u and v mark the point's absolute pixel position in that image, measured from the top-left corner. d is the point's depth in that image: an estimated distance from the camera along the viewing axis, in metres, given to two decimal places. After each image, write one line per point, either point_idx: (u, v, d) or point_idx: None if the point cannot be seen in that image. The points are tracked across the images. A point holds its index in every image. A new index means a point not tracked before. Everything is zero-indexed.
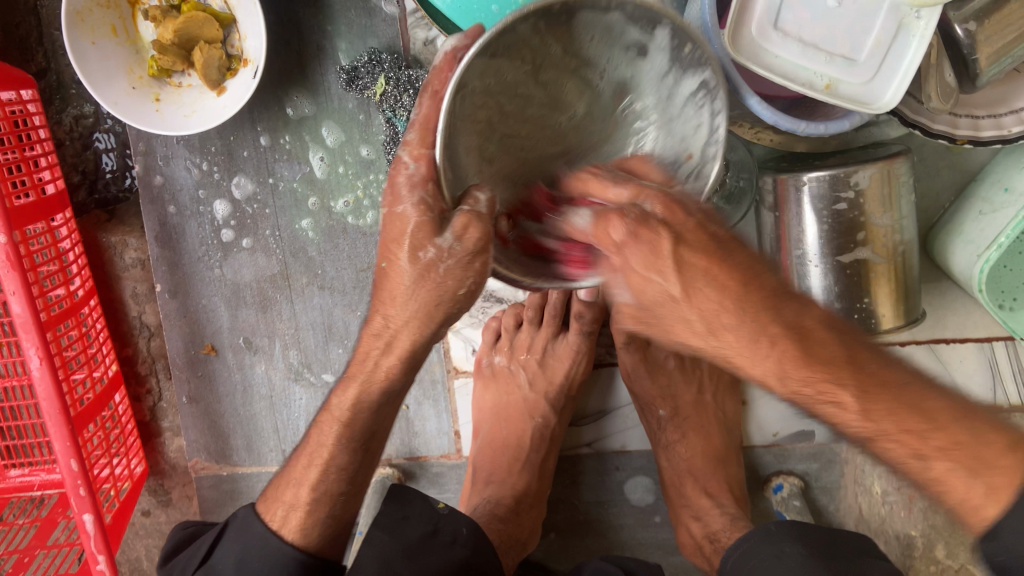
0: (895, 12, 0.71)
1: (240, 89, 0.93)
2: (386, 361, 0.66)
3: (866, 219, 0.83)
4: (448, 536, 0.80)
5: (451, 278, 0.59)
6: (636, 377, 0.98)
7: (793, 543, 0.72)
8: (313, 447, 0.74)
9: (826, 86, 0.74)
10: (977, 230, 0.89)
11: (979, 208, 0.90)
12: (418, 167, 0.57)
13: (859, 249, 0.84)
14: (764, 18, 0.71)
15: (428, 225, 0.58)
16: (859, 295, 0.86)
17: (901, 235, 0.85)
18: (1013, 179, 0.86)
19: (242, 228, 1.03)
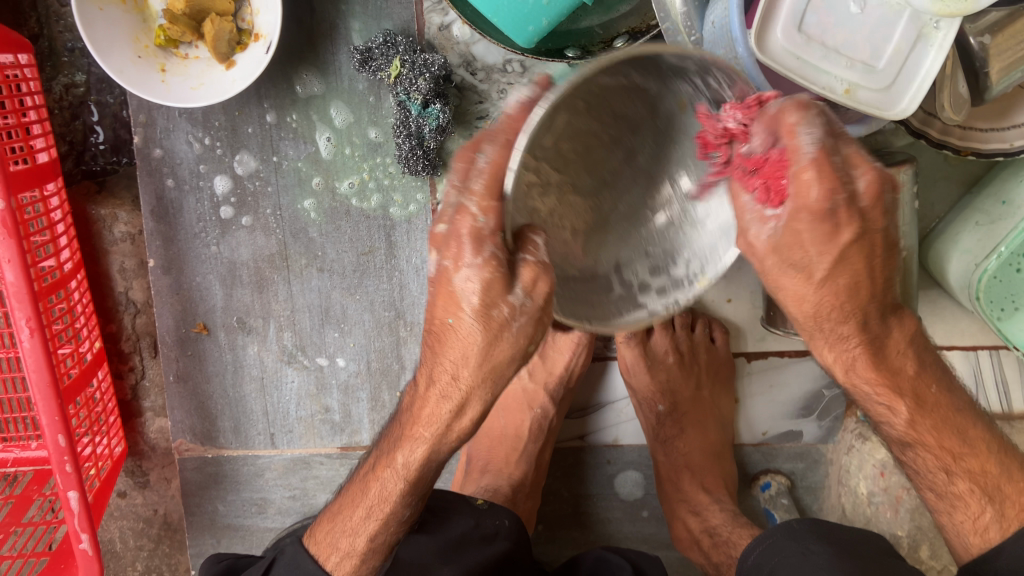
0: (915, 21, 0.73)
1: (252, 64, 0.91)
2: (459, 423, 0.66)
3: None
4: (492, 529, 0.86)
5: (522, 334, 0.60)
6: (635, 372, 1.00)
7: (818, 541, 0.74)
8: (370, 502, 0.74)
9: (845, 91, 0.74)
10: (974, 240, 0.91)
11: (976, 219, 0.92)
12: (486, 222, 0.54)
13: None
14: (789, 21, 0.72)
15: (499, 282, 0.57)
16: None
17: (903, 241, 0.87)
18: (1012, 193, 0.89)
19: (242, 206, 1.01)
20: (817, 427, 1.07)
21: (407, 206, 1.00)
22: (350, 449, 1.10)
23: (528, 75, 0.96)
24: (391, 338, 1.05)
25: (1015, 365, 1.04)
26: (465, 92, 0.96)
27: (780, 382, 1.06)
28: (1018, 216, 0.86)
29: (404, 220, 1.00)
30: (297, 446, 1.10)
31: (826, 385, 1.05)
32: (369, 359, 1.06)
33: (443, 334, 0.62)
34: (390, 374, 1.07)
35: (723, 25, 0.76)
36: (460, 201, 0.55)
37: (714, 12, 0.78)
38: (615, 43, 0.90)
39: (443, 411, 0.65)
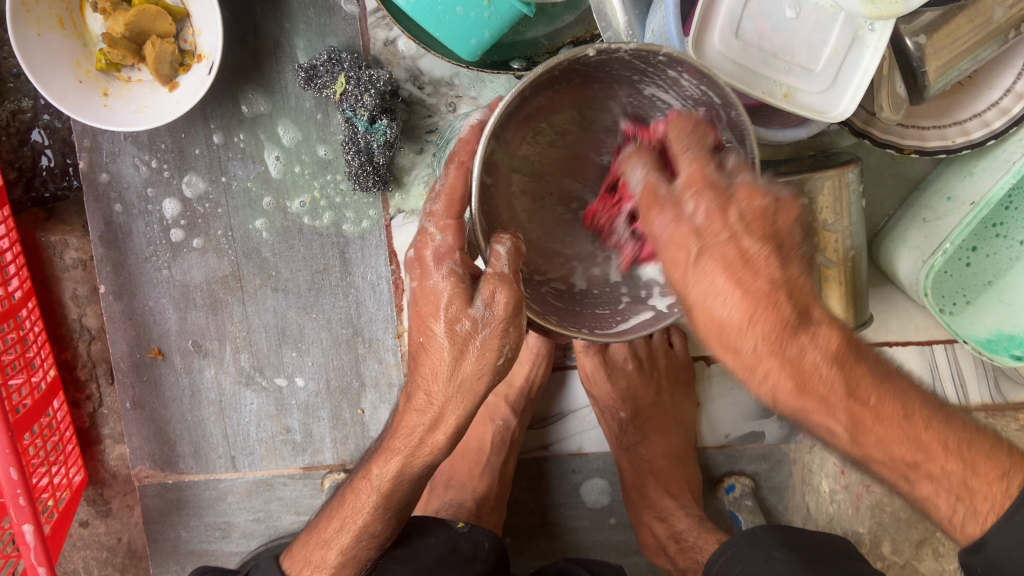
0: (850, 23, 0.73)
1: (195, 85, 0.90)
2: (432, 438, 0.65)
3: (820, 225, 0.86)
4: (470, 552, 0.85)
5: (490, 348, 0.60)
6: (596, 380, 1.00)
7: (781, 548, 0.75)
8: (344, 515, 0.74)
9: (785, 95, 0.75)
10: (921, 237, 0.92)
11: (924, 216, 0.93)
12: (445, 238, 0.60)
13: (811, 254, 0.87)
14: (726, 27, 0.72)
15: (461, 295, 0.59)
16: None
17: (852, 241, 0.88)
18: (956, 189, 0.90)
19: (192, 228, 1.00)
20: (778, 427, 1.07)
21: (360, 222, 1.00)
22: (313, 468, 1.09)
23: (475, 87, 0.96)
24: (350, 355, 1.05)
25: (970, 358, 1.05)
26: (413, 106, 0.96)
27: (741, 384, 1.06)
28: (962, 210, 0.87)
29: (357, 236, 1.00)
30: (259, 468, 1.09)
31: None
32: (328, 378, 1.05)
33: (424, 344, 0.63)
34: (349, 392, 1.06)
35: (662, 33, 0.76)
36: (420, 224, 0.61)
37: (653, 21, 0.79)
38: (561, 53, 0.91)
39: (418, 425, 0.65)
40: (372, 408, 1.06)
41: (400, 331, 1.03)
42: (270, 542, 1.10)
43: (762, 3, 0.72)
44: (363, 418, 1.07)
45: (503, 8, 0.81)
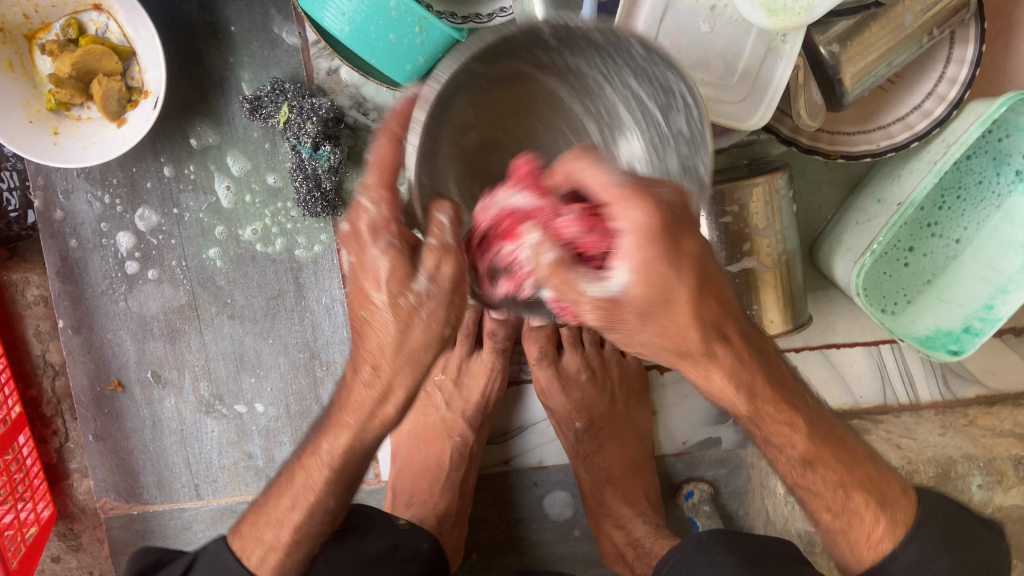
0: (762, 35, 0.72)
1: (140, 120, 0.93)
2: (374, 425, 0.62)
3: (750, 230, 0.88)
4: (411, 549, 0.88)
5: (436, 323, 0.56)
6: (551, 393, 1.01)
7: (723, 551, 0.77)
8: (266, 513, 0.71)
9: (703, 107, 0.73)
10: (855, 238, 0.94)
11: (856, 219, 0.96)
12: (380, 211, 0.57)
13: (743, 259, 0.88)
14: (643, 43, 0.72)
15: (401, 269, 0.56)
16: (749, 301, 0.90)
17: (784, 245, 0.90)
18: (885, 192, 0.93)
19: (147, 260, 1.02)
20: (734, 432, 1.09)
21: (312, 247, 1.02)
22: None
23: None
24: (308, 379, 1.06)
25: (915, 356, 1.08)
26: (358, 132, 0.98)
27: (695, 391, 1.08)
28: (889, 212, 0.89)
29: (310, 261, 1.02)
30: (223, 495, 1.10)
31: None
32: (289, 403, 1.07)
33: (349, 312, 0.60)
34: (310, 416, 1.07)
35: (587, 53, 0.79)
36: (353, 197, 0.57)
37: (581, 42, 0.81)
38: None
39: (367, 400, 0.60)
40: None
41: None
42: None
43: (676, 18, 0.72)
44: None
45: (433, 35, 0.84)
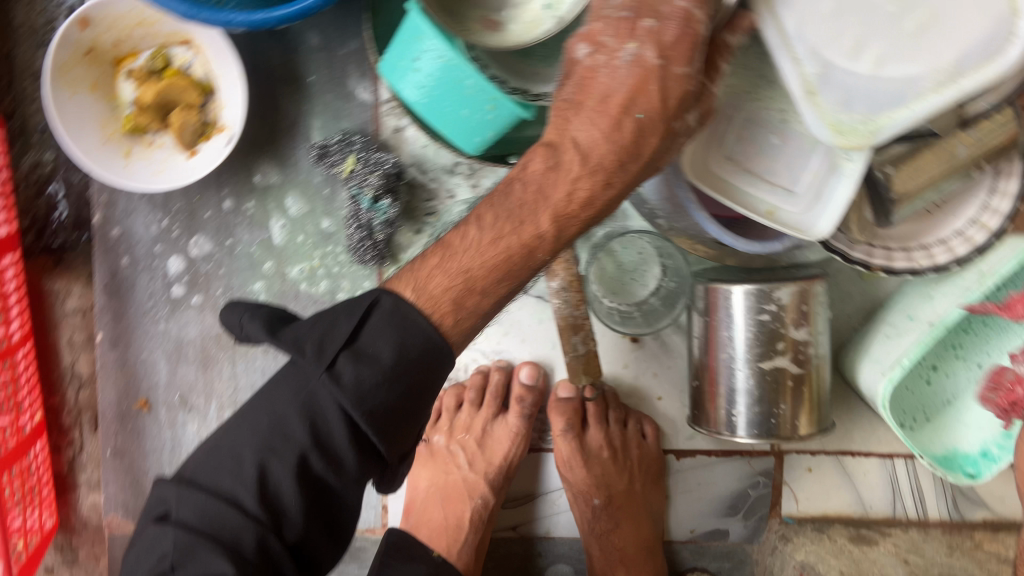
0: (829, 153, 0.78)
1: (213, 154, 0.97)
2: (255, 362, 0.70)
3: (786, 331, 0.90)
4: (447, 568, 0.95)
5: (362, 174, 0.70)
6: (572, 466, 1.04)
7: None
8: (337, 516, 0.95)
9: (768, 212, 0.80)
10: (883, 350, 0.97)
11: (885, 331, 0.99)
12: None
13: (776, 357, 0.91)
14: (716, 148, 0.80)
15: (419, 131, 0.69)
16: (776, 400, 0.92)
17: (815, 348, 0.93)
18: (916, 309, 0.96)
19: (193, 285, 1.04)
20: (743, 527, 1.10)
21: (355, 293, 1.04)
22: None
23: (475, 177, 1.02)
24: None
25: (928, 474, 1.09)
26: (415, 189, 1.02)
27: (708, 480, 1.09)
28: (921, 330, 0.93)
29: None
30: None
31: (750, 484, 1.09)
32: None
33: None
34: None
35: None
36: None
37: None
38: None
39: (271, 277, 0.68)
40: None
41: None
42: None
43: (750, 129, 0.80)
44: None
45: (504, 113, 0.87)
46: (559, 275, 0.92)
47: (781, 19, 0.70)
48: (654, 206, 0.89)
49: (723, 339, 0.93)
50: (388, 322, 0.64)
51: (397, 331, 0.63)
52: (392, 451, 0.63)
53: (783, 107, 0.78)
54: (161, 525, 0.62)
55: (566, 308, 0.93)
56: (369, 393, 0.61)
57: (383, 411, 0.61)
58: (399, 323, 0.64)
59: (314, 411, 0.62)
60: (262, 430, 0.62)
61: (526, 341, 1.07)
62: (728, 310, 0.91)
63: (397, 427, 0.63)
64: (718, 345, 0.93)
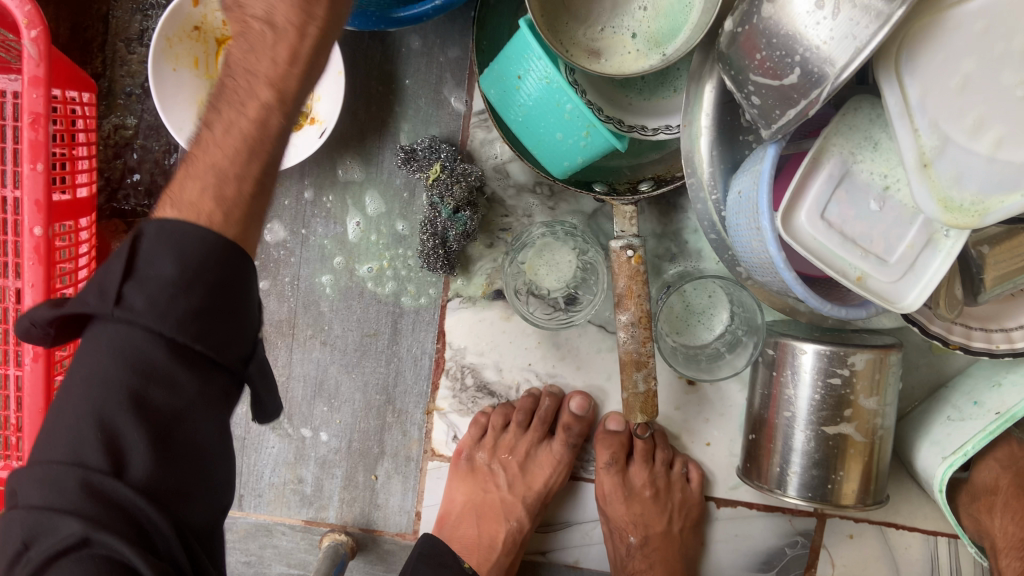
0: (926, 226, 0.79)
1: (305, 145, 0.96)
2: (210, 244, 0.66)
3: (855, 397, 0.89)
4: None
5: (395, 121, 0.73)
6: (611, 501, 1.03)
7: None
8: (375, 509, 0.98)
9: (858, 278, 0.79)
10: (945, 433, 0.96)
11: (948, 414, 0.97)
12: None
13: (843, 424, 0.89)
14: (813, 207, 0.78)
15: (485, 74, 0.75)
16: (835, 466, 0.90)
17: (882, 420, 0.91)
18: (982, 396, 0.94)
19: (262, 270, 1.05)
20: None
21: (419, 297, 1.05)
22: (315, 524, 1.10)
23: (555, 199, 1.02)
24: (377, 422, 1.07)
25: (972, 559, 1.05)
26: (494, 204, 1.02)
27: (746, 533, 1.08)
28: (988, 418, 0.90)
29: (412, 310, 1.05)
30: (263, 511, 1.11)
31: (788, 542, 1.07)
32: (351, 439, 1.08)
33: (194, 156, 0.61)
34: (368, 458, 1.08)
35: (751, 197, 0.80)
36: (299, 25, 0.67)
37: (741, 182, 0.83)
38: (641, 186, 0.95)
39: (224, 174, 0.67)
40: (385, 477, 1.08)
41: (430, 409, 1.07)
42: None
43: (849, 191, 0.79)
44: (375, 485, 1.08)
45: (598, 141, 0.84)
46: (629, 310, 0.91)
47: (907, 87, 0.70)
48: (737, 254, 0.88)
49: (786, 397, 0.92)
50: (160, 241, 0.54)
51: (172, 245, 0.54)
52: (229, 357, 0.56)
53: (886, 174, 0.79)
54: (9, 515, 0.52)
55: (632, 342, 0.91)
56: (186, 305, 0.53)
57: (226, 334, 0.55)
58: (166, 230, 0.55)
59: (150, 360, 0.53)
60: (66, 437, 0.52)
61: (581, 369, 1.05)
62: (794, 370, 0.91)
63: (219, 335, 0.55)
64: (781, 403, 0.93)
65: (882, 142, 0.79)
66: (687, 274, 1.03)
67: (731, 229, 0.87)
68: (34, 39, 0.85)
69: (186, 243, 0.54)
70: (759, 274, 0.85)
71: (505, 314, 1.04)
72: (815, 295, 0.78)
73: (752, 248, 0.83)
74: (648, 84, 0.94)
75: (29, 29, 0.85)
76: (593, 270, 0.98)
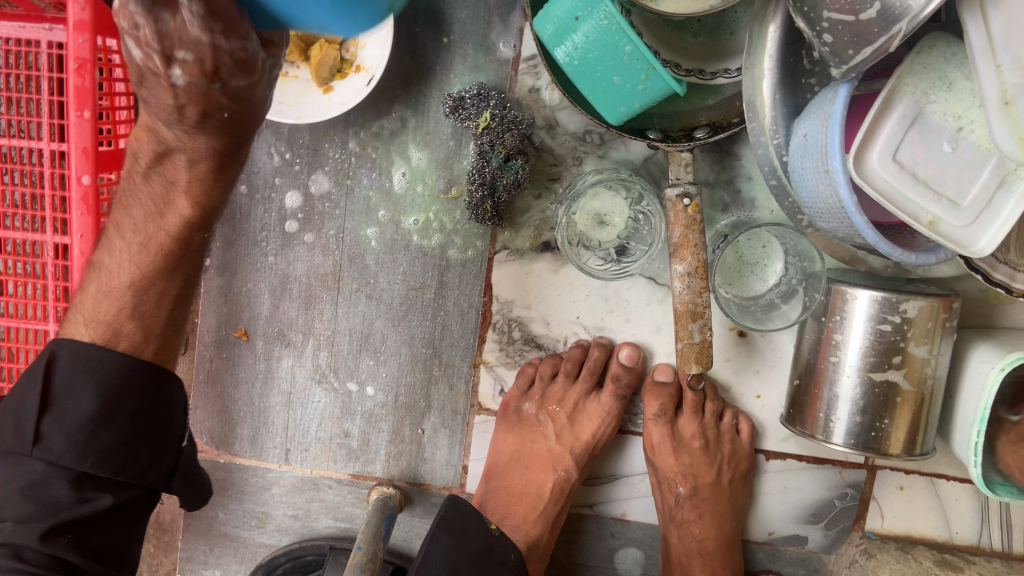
0: (1000, 167, 0.78)
1: (351, 93, 0.95)
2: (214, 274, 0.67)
3: (906, 345, 0.87)
4: (501, 557, 0.89)
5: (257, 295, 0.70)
6: (660, 452, 1.02)
7: None
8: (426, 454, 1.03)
9: (929, 222, 0.78)
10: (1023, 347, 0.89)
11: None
12: None
13: (891, 371, 0.88)
14: (885, 148, 0.77)
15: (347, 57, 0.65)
16: (881, 414, 0.89)
17: (933, 368, 0.89)
18: None
19: (307, 223, 1.04)
20: (822, 536, 1.08)
21: (465, 250, 1.03)
22: (362, 478, 1.10)
23: (605, 148, 0.99)
24: (423, 375, 1.07)
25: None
26: (542, 152, 0.99)
27: (795, 485, 1.07)
28: None
29: (459, 263, 1.03)
30: (309, 465, 1.11)
31: (837, 495, 1.07)
32: (398, 393, 1.07)
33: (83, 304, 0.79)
34: (414, 411, 1.07)
35: (818, 138, 0.78)
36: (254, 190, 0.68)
37: (806, 124, 0.81)
38: (696, 133, 0.92)
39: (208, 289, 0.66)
40: (432, 431, 1.08)
41: (476, 361, 1.06)
42: (302, 540, 1.12)
43: (922, 132, 0.77)
44: (421, 438, 1.08)
45: (657, 85, 0.82)
46: (685, 259, 0.89)
47: (992, 21, 0.68)
48: (801, 201, 0.86)
49: (832, 342, 0.91)
50: (76, 369, 0.74)
51: (92, 370, 0.75)
52: (127, 475, 0.75)
53: (959, 114, 0.77)
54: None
55: (687, 291, 0.89)
56: (101, 437, 0.73)
57: (103, 443, 0.73)
58: (79, 355, 0.75)
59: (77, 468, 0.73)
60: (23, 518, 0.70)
61: (631, 321, 1.04)
62: (843, 317, 0.89)
63: (134, 465, 0.76)
64: (829, 348, 0.91)
65: (957, 82, 0.77)
66: (740, 224, 1.01)
67: (794, 174, 0.85)
68: None
69: (80, 377, 0.74)
70: (824, 219, 0.84)
71: (554, 266, 1.02)
72: (887, 239, 0.77)
73: (818, 194, 0.81)
74: (706, 27, 0.91)
75: None
76: (646, 219, 0.97)
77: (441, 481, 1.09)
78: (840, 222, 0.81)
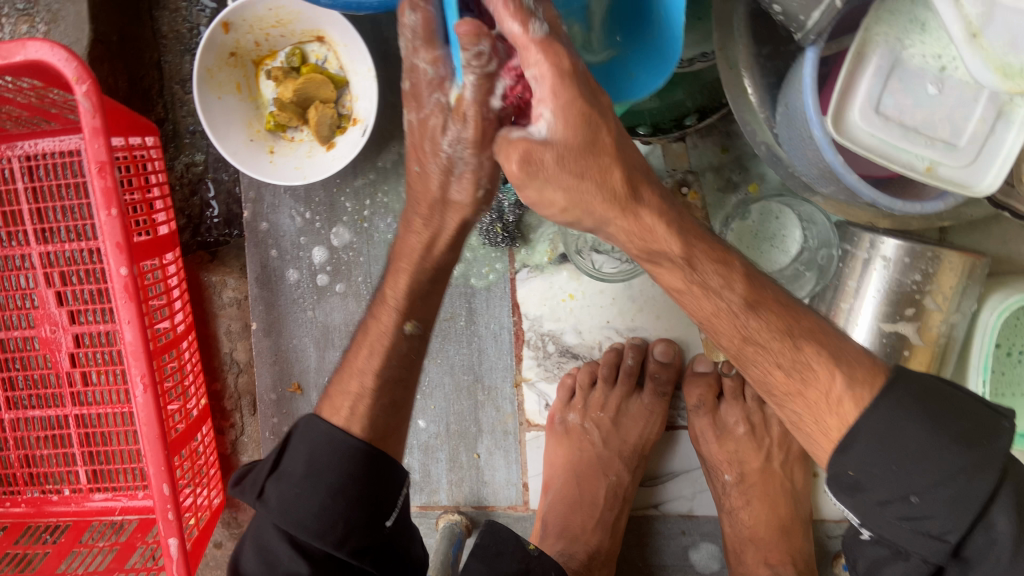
0: (995, 100, 0.74)
1: (349, 145, 1.00)
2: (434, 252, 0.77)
3: (922, 297, 0.85)
4: None
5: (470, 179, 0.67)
6: (705, 440, 1.02)
7: None
8: (547, 478, 1.06)
9: (927, 168, 0.76)
10: None
11: None
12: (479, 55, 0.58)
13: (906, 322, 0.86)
14: (866, 103, 0.74)
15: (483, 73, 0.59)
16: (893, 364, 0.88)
17: (950, 328, 0.87)
18: None
19: (336, 274, 1.09)
20: None
21: (487, 275, 1.05)
22: (430, 508, 1.13)
23: None
24: (470, 402, 1.09)
25: None
26: None
27: None
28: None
29: (484, 288, 1.06)
30: None
31: None
32: (448, 421, 1.10)
33: (365, 340, 0.84)
34: (467, 437, 1.10)
35: (797, 107, 0.77)
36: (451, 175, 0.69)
37: (786, 95, 0.80)
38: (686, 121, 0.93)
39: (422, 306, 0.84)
40: (487, 453, 1.10)
41: (517, 380, 1.08)
42: None
43: (903, 80, 0.74)
44: (478, 463, 1.10)
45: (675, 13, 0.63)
46: None
47: None
48: (799, 170, 0.86)
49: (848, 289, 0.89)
50: (313, 451, 0.77)
51: (323, 452, 0.77)
52: (348, 547, 0.73)
53: (940, 54, 0.74)
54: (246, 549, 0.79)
55: None
56: (332, 506, 0.74)
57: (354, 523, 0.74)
58: (312, 443, 0.78)
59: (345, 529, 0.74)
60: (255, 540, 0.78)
61: (661, 317, 1.04)
62: (864, 262, 0.87)
63: (372, 552, 0.75)
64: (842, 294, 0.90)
65: (930, 21, 0.73)
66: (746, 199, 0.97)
67: (786, 144, 0.84)
68: (86, 93, 0.91)
69: (321, 459, 0.76)
70: (821, 182, 0.83)
71: (575, 275, 1.04)
72: (884, 195, 0.76)
73: (807, 159, 0.81)
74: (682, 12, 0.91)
75: (80, 84, 0.90)
76: None
77: (504, 499, 1.11)
78: (837, 183, 0.80)
